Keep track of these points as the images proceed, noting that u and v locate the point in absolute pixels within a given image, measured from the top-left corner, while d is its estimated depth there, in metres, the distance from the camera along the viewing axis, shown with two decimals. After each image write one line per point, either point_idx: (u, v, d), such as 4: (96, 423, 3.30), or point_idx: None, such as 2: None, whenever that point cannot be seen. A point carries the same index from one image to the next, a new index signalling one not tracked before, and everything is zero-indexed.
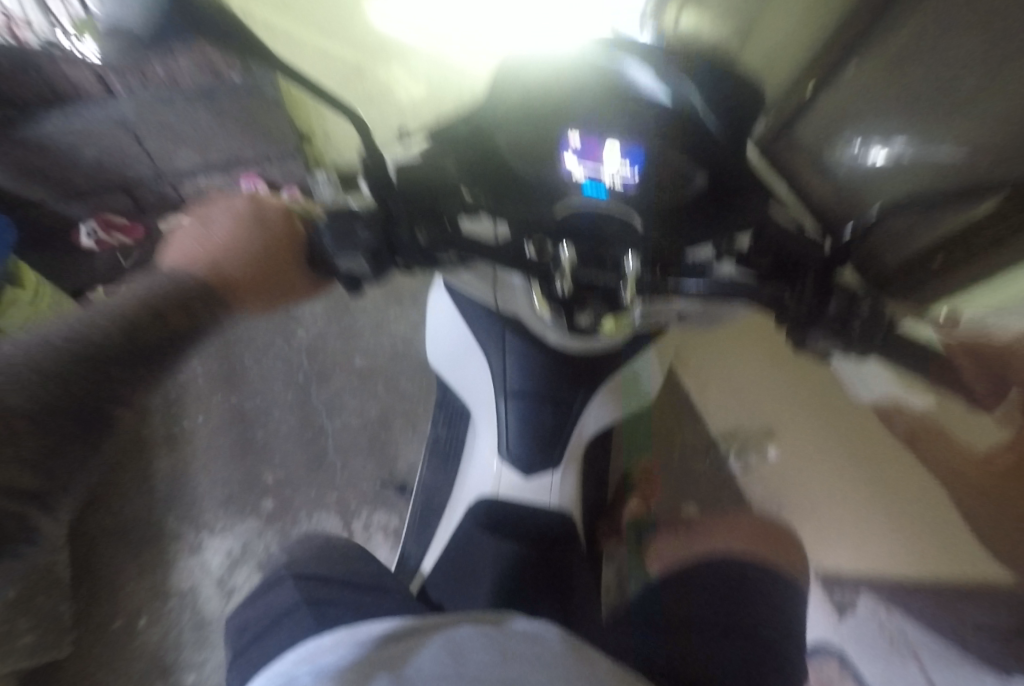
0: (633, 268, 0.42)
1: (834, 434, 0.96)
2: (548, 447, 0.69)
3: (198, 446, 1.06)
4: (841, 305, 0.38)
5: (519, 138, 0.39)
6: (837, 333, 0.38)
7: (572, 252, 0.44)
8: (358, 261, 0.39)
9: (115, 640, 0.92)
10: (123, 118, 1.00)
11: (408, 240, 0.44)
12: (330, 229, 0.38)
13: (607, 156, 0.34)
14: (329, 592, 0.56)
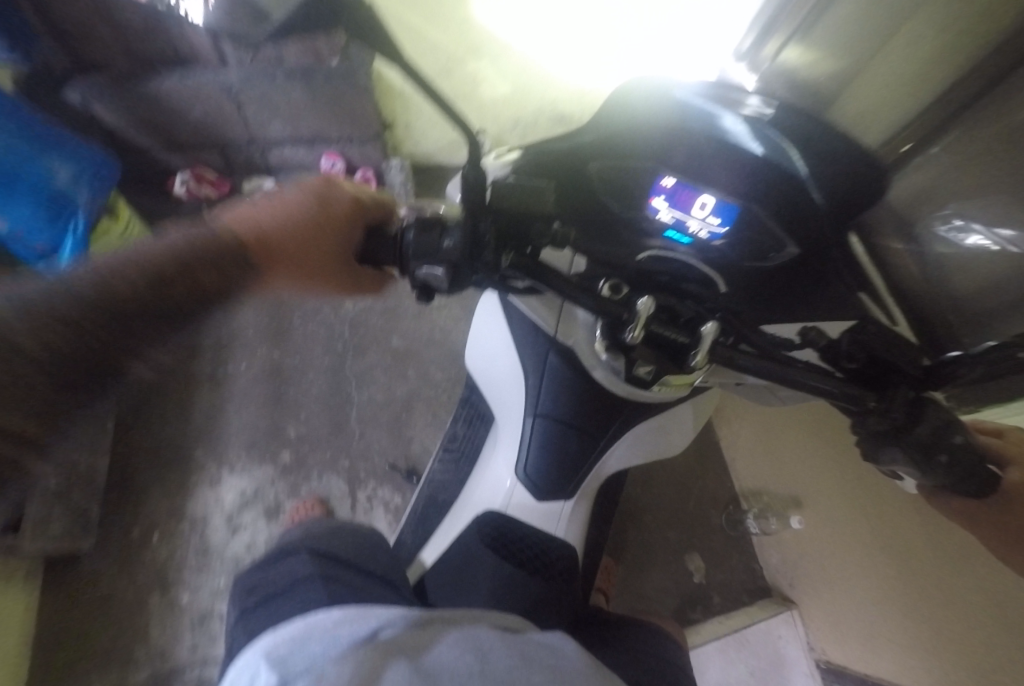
0: (709, 336, 0.37)
1: (872, 531, 1.01)
2: (566, 476, 0.69)
3: (235, 390, 1.17)
4: (932, 430, 0.32)
5: (610, 169, 0.44)
6: (918, 459, 0.33)
7: (649, 302, 0.37)
8: (435, 272, 0.37)
9: (132, 547, 1.04)
10: (228, 85, 1.08)
11: (490, 260, 0.39)
12: (413, 239, 0.35)
13: (696, 206, 0.41)
14: (341, 572, 0.58)
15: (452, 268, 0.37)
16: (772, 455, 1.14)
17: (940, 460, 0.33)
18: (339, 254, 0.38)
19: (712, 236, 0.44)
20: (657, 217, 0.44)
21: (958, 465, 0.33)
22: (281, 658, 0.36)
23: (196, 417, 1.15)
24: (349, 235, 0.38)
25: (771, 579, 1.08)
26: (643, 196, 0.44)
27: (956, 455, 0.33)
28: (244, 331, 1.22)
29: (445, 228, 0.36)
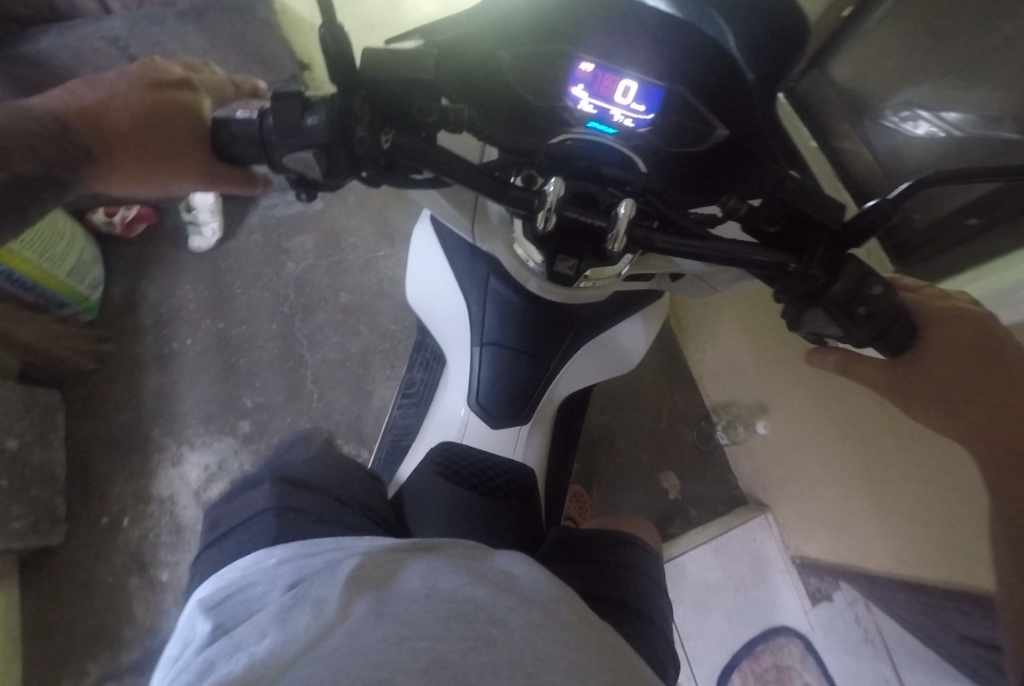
0: (625, 216, 0.30)
1: (818, 403, 0.91)
2: (518, 403, 0.66)
3: (186, 366, 1.11)
4: (850, 287, 0.31)
5: (514, 60, 0.34)
6: (839, 315, 0.32)
7: (559, 185, 0.29)
8: (307, 163, 0.28)
9: (103, 534, 1.02)
10: (114, 36, 0.87)
11: (369, 144, 0.29)
12: (273, 117, 0.28)
13: (619, 95, 0.32)
14: (306, 501, 0.53)
15: (325, 153, 0.28)
16: (736, 369, 1.09)
17: (859, 312, 0.31)
18: (182, 127, 0.31)
19: (639, 125, 0.34)
20: (579, 109, 0.34)
21: (878, 315, 0.32)
22: (217, 602, 0.35)
23: (147, 398, 1.10)
24: (197, 115, 0.31)
25: (747, 487, 1.15)
26: (559, 87, 0.34)
27: (874, 305, 0.31)
28: (184, 306, 1.15)
29: (308, 105, 0.28)
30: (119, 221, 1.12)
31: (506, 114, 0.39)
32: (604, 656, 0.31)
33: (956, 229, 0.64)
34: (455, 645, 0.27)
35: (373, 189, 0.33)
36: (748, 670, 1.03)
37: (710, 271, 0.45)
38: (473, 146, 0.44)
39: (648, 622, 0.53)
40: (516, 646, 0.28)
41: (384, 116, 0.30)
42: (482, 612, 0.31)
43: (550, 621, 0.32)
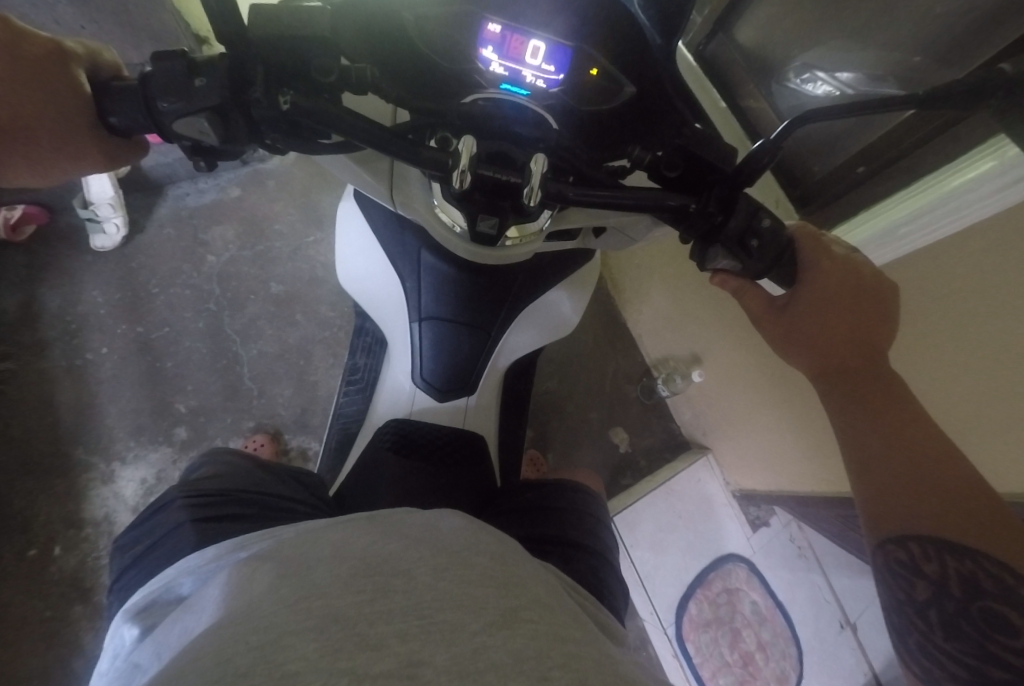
0: (538, 169, 0.31)
1: (746, 347, 0.98)
2: (464, 375, 0.67)
3: (105, 377, 1.03)
4: (743, 222, 0.35)
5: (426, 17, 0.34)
6: (735, 249, 0.35)
7: (470, 140, 0.30)
8: (200, 124, 0.28)
9: (30, 567, 0.93)
10: None
11: (266, 104, 0.28)
12: (159, 79, 0.27)
13: (528, 56, 0.32)
14: (225, 509, 0.51)
15: (218, 116, 0.28)
16: (670, 323, 1.15)
17: (752, 245, 0.35)
18: (62, 107, 0.27)
19: (551, 86, 0.35)
20: (490, 72, 0.34)
21: (769, 245, 0.36)
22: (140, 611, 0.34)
23: (63, 416, 1.01)
24: (73, 93, 0.28)
25: (688, 433, 1.23)
26: (471, 48, 0.34)
27: (765, 238, 0.36)
28: (95, 312, 1.05)
29: (195, 65, 0.27)
30: (4, 224, 0.99)
31: (414, 78, 0.39)
32: (512, 584, 0.30)
33: (848, 176, 0.70)
34: (351, 599, 0.25)
35: (277, 153, 0.32)
36: (702, 597, 1.13)
37: (627, 222, 0.47)
38: (386, 109, 0.43)
39: (603, 558, 0.58)
40: (417, 591, 0.26)
41: (277, 74, 0.29)
42: (387, 564, 0.29)
43: (471, 568, 0.30)
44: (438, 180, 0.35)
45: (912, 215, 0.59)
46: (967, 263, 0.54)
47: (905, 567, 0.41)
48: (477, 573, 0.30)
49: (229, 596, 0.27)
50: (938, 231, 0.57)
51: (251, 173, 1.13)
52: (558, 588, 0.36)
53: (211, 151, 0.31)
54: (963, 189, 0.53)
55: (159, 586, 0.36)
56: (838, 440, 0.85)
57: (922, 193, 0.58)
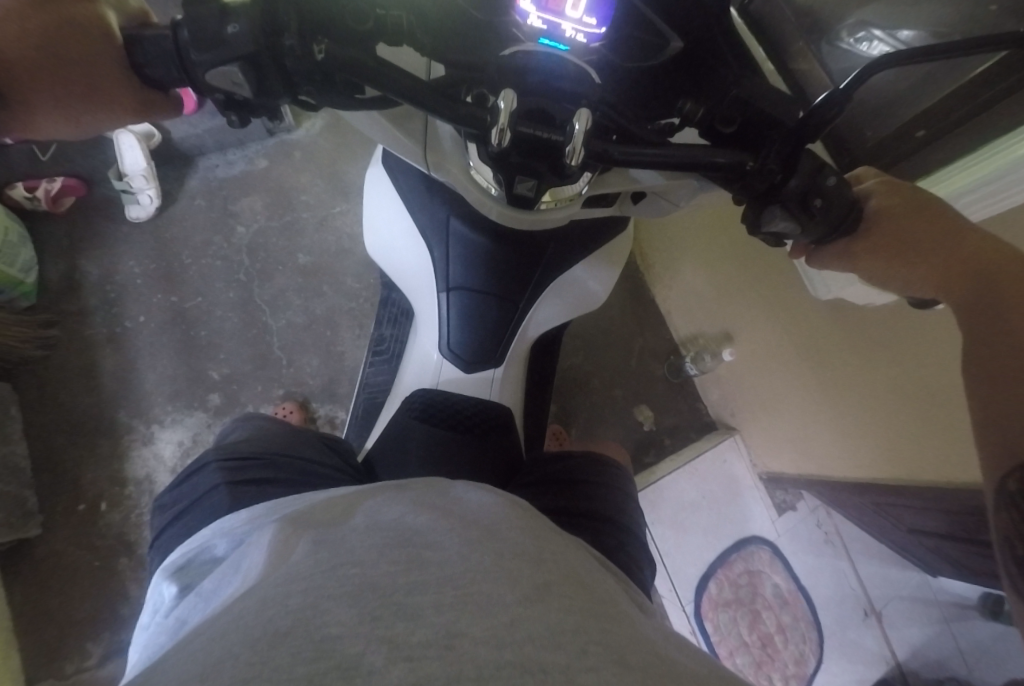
0: (581, 129, 0.29)
1: (785, 323, 0.94)
2: (491, 345, 0.66)
3: (142, 344, 1.06)
4: (804, 180, 0.32)
5: None
6: (793, 211, 0.33)
7: (509, 98, 0.28)
8: (232, 78, 0.27)
9: (80, 520, 0.99)
10: None
11: (300, 56, 0.27)
12: (187, 24, 0.26)
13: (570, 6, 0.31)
14: (258, 472, 0.52)
15: (251, 67, 0.26)
16: (701, 300, 1.12)
17: (815, 205, 0.33)
18: (83, 44, 0.26)
19: (592, 40, 0.33)
20: (528, 24, 0.32)
21: (832, 205, 0.33)
22: (179, 570, 0.35)
23: (105, 381, 1.05)
24: (96, 30, 0.27)
25: (716, 412, 1.21)
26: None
27: (829, 196, 0.33)
28: (132, 281, 1.08)
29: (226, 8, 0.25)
30: (44, 195, 1.02)
31: (439, 25, 0.36)
32: (545, 560, 0.30)
33: (905, 141, 0.64)
34: (383, 569, 0.25)
35: (308, 108, 0.31)
36: (723, 577, 1.13)
37: (669, 186, 0.44)
38: (418, 62, 0.41)
39: (627, 531, 0.58)
40: (449, 563, 0.26)
41: (310, 22, 0.27)
42: (418, 536, 0.29)
43: (503, 542, 0.30)
44: (475, 139, 0.34)
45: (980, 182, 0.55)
46: None
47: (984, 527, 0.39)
48: (509, 548, 0.30)
49: (263, 560, 0.28)
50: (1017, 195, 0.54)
51: (277, 144, 1.13)
52: (591, 564, 0.35)
53: (243, 106, 0.30)
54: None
55: (194, 547, 0.37)
56: (880, 416, 0.82)
57: (989, 160, 0.54)
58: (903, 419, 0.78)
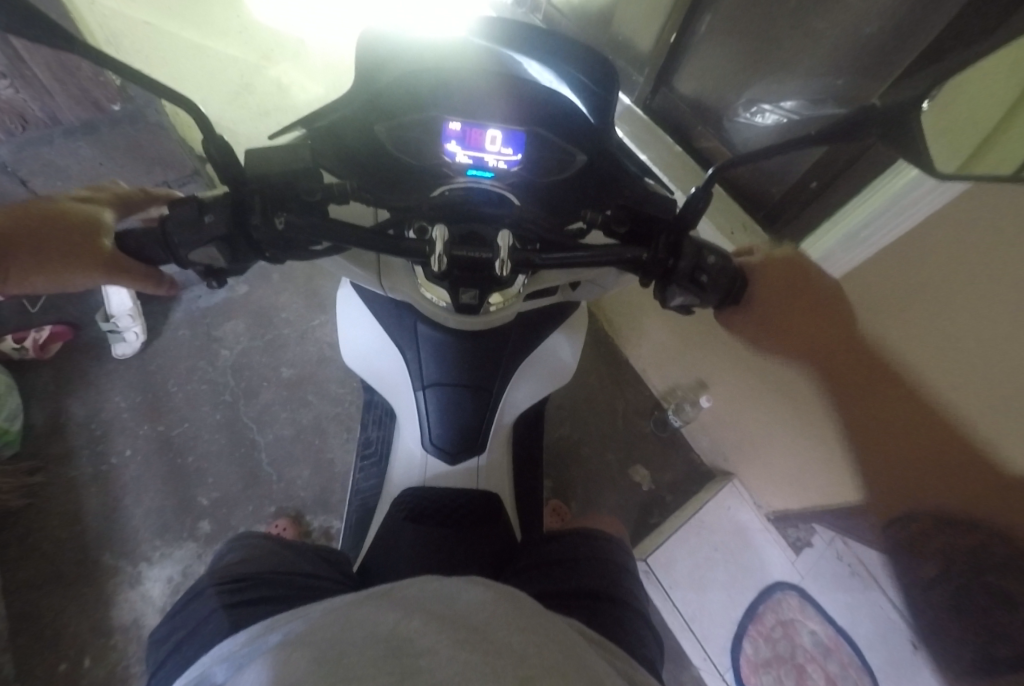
0: (505, 245, 0.35)
1: (750, 362, 0.96)
2: (472, 433, 0.69)
3: (129, 479, 1.06)
4: (690, 261, 0.38)
5: (401, 128, 0.40)
6: (689, 285, 0.39)
7: (441, 230, 0.34)
8: (212, 254, 0.33)
9: (61, 683, 0.92)
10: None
11: (266, 229, 0.33)
12: (173, 221, 0.32)
13: (489, 144, 0.38)
14: (254, 591, 0.52)
15: (226, 244, 0.33)
16: (671, 355, 1.17)
17: (703, 280, 0.38)
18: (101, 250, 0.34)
19: (511, 166, 0.40)
20: (457, 162, 0.40)
21: (719, 278, 0.38)
22: None
23: (91, 523, 1.03)
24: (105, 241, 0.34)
25: (710, 461, 1.21)
26: (437, 144, 0.40)
27: (714, 272, 0.38)
28: (118, 417, 1.10)
29: (204, 205, 0.32)
30: (32, 345, 1.07)
31: (381, 176, 0.45)
32: (534, 656, 0.31)
33: (804, 192, 0.74)
34: (378, 681, 0.26)
35: (280, 263, 0.37)
36: (756, 635, 1.07)
37: (597, 274, 0.50)
38: (365, 212, 0.47)
39: (626, 604, 0.57)
40: (441, 669, 0.27)
41: (274, 200, 0.34)
42: (412, 645, 0.30)
43: (493, 642, 0.31)
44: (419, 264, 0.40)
45: (870, 216, 0.59)
46: (965, 236, 0.50)
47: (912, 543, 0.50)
48: (498, 647, 0.31)
49: (263, 684, 0.28)
50: (903, 224, 0.57)
51: (256, 269, 1.22)
52: (578, 647, 0.36)
53: (224, 273, 0.36)
54: (913, 185, 0.55)
55: (196, 676, 0.38)
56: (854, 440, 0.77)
57: (875, 197, 0.60)
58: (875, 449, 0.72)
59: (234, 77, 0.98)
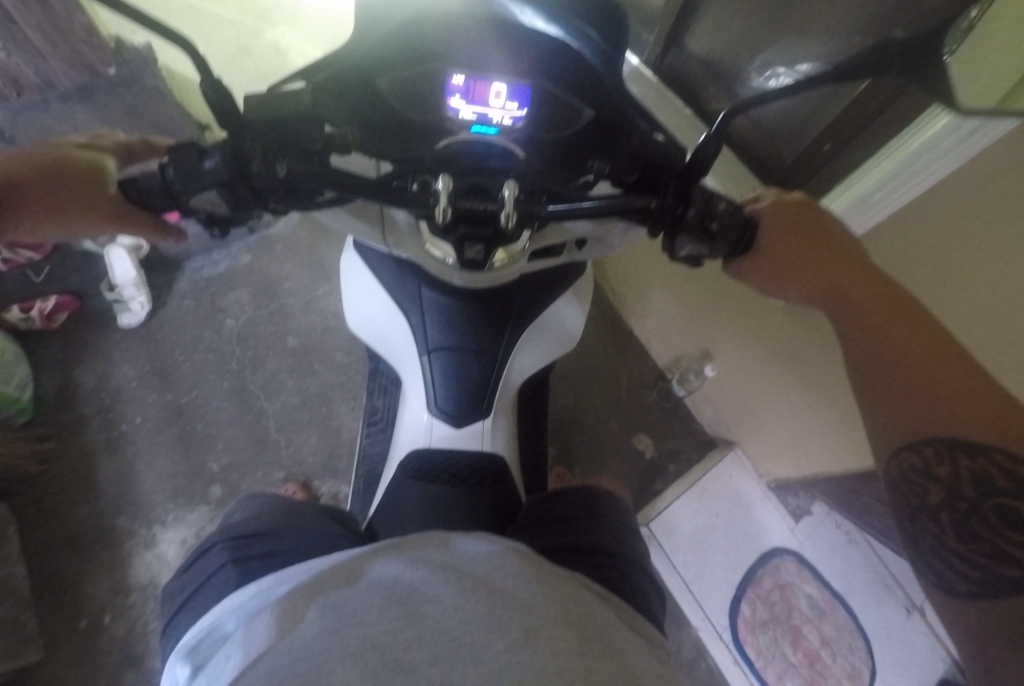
0: (510, 195, 0.34)
1: (754, 328, 0.96)
2: (478, 398, 0.69)
3: (140, 445, 1.08)
4: (700, 208, 0.37)
5: (403, 80, 0.39)
6: (701, 234, 0.38)
7: (446, 179, 0.33)
8: (212, 201, 0.33)
9: (83, 637, 0.96)
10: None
11: (265, 174, 0.33)
12: (172, 167, 0.32)
13: (493, 96, 0.37)
14: (263, 548, 0.53)
15: (226, 189, 0.33)
16: (675, 323, 1.16)
17: (713, 227, 0.38)
18: (96, 189, 0.33)
19: (517, 122, 0.39)
20: (461, 117, 0.39)
21: (728, 225, 0.38)
22: (191, 650, 0.37)
23: (104, 487, 1.05)
24: (104, 183, 0.34)
25: (714, 430, 1.22)
26: (441, 100, 0.39)
27: (724, 218, 0.38)
28: (127, 385, 1.11)
29: (204, 151, 0.32)
30: (39, 314, 1.08)
31: (383, 128, 0.45)
32: (538, 605, 0.31)
33: (817, 154, 0.72)
34: (383, 626, 0.27)
35: (282, 215, 0.37)
36: (754, 597, 1.10)
37: (602, 230, 0.50)
38: (368, 163, 0.48)
39: (628, 562, 0.58)
40: (445, 616, 0.28)
41: (273, 147, 0.33)
42: (417, 593, 0.31)
43: (494, 592, 0.32)
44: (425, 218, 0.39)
45: (887, 178, 0.60)
46: (978, 192, 0.52)
47: (919, 474, 0.37)
48: (500, 597, 0.31)
49: (267, 633, 0.29)
50: (914, 188, 0.59)
51: (259, 240, 1.21)
52: (579, 596, 0.38)
53: (225, 221, 0.36)
54: (926, 144, 0.55)
55: (205, 628, 0.39)
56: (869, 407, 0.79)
57: (892, 157, 0.60)
58: None
59: (232, 38, 0.95)
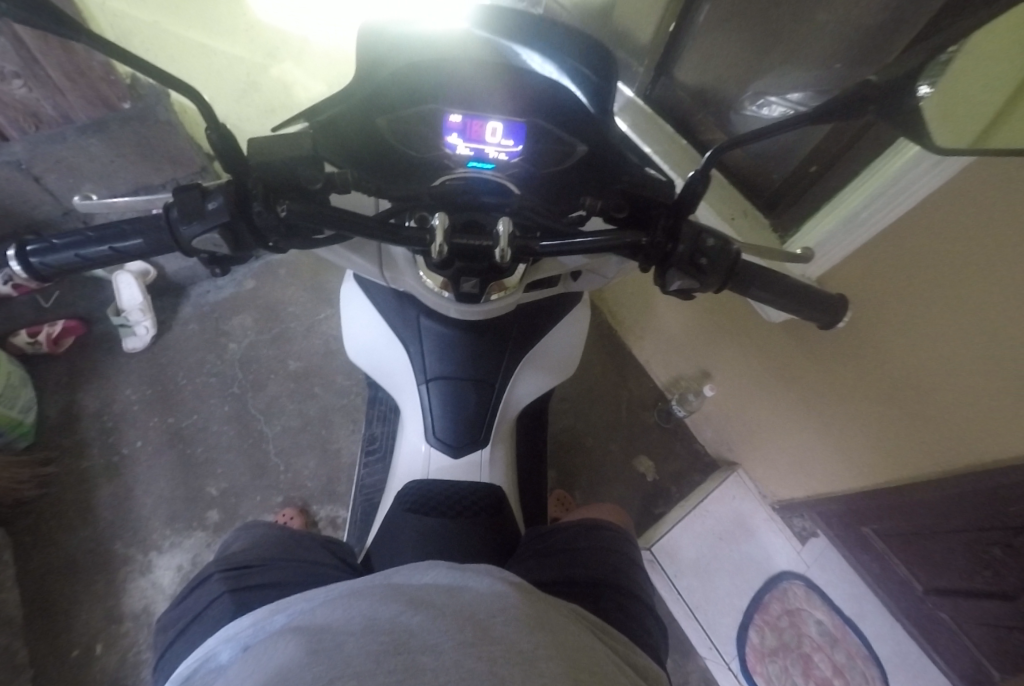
0: (504, 232, 0.35)
1: (750, 348, 0.97)
2: (475, 426, 0.69)
3: (140, 469, 1.08)
4: (688, 244, 0.38)
5: (402, 115, 0.42)
6: (689, 272, 0.38)
7: (442, 218, 0.34)
8: (213, 241, 0.34)
9: (72, 669, 0.94)
10: (14, 160, 0.87)
11: (265, 214, 0.34)
12: (178, 208, 0.33)
13: (489, 136, 0.39)
14: (259, 579, 0.53)
15: (228, 230, 0.33)
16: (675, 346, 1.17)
17: (702, 263, 0.38)
18: None
19: (512, 157, 0.41)
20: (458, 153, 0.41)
21: (716, 262, 0.38)
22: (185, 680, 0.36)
23: (102, 512, 1.05)
24: None
25: (715, 451, 1.21)
26: (439, 137, 0.41)
27: (713, 255, 0.38)
28: (129, 409, 1.12)
29: (207, 192, 0.33)
30: (46, 338, 1.10)
31: (382, 163, 0.46)
32: (539, 660, 0.31)
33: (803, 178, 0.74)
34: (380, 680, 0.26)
35: (281, 253, 0.38)
36: (761, 624, 1.06)
37: (595, 262, 0.51)
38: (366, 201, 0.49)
39: (625, 593, 0.57)
40: (444, 671, 0.28)
41: (275, 188, 0.35)
42: (413, 640, 0.30)
43: (495, 642, 0.31)
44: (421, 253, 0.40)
45: (870, 199, 0.62)
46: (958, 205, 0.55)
47: None
48: (500, 651, 0.30)
49: (258, 677, 0.29)
50: (898, 208, 0.60)
51: (263, 265, 1.23)
52: (575, 637, 0.37)
53: (225, 259, 0.37)
54: (907, 167, 0.57)
55: (200, 656, 0.38)
56: (870, 422, 0.79)
57: (872, 180, 0.62)
58: (891, 427, 0.76)
59: (241, 74, 0.99)
